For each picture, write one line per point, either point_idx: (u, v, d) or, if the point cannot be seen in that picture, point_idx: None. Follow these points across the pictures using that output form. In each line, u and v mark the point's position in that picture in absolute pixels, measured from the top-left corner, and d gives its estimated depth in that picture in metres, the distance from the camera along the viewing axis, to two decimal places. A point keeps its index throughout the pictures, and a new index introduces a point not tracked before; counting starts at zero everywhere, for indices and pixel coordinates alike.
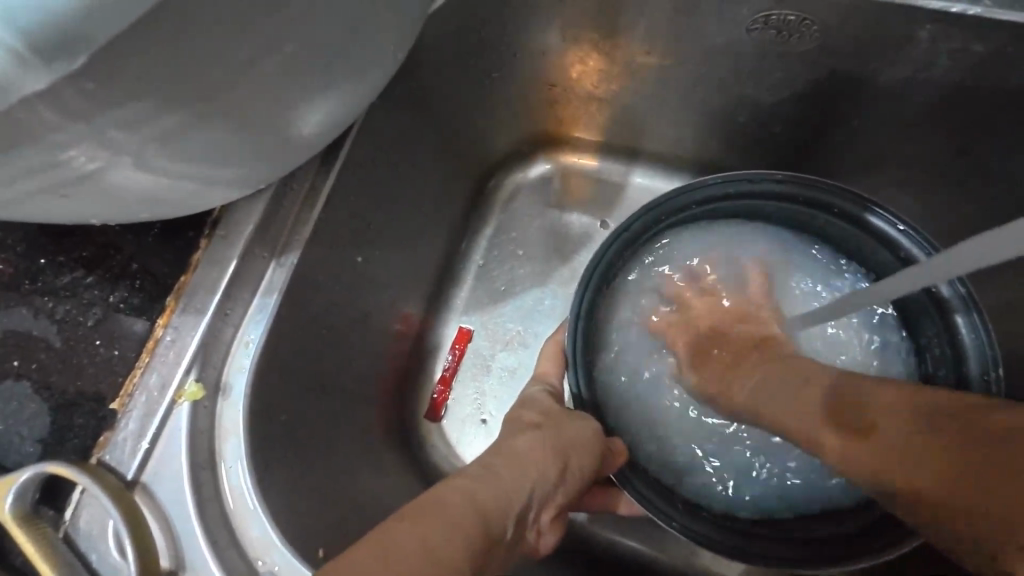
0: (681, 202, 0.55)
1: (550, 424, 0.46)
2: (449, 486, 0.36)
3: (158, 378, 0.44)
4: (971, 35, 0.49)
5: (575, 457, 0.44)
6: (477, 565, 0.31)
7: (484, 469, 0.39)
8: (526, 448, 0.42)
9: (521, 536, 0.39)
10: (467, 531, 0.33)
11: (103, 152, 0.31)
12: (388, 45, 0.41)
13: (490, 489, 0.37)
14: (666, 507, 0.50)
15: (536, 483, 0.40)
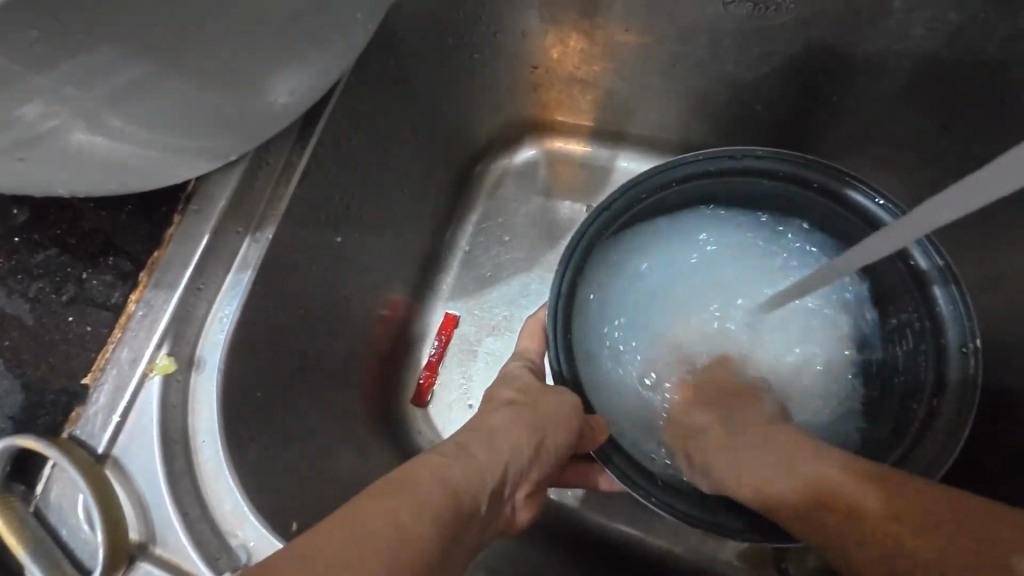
0: (663, 179, 0.54)
1: (531, 400, 0.46)
2: (424, 460, 0.36)
3: (130, 352, 0.43)
4: (945, 4, 0.49)
5: (552, 432, 0.43)
6: (439, 525, 0.31)
7: (461, 446, 0.39)
8: (501, 421, 0.42)
9: (497, 510, 0.39)
10: (431, 493, 0.33)
11: (59, 109, 0.31)
12: (357, 12, 0.41)
13: (463, 459, 0.37)
14: (646, 483, 0.50)
15: (513, 455, 0.40)
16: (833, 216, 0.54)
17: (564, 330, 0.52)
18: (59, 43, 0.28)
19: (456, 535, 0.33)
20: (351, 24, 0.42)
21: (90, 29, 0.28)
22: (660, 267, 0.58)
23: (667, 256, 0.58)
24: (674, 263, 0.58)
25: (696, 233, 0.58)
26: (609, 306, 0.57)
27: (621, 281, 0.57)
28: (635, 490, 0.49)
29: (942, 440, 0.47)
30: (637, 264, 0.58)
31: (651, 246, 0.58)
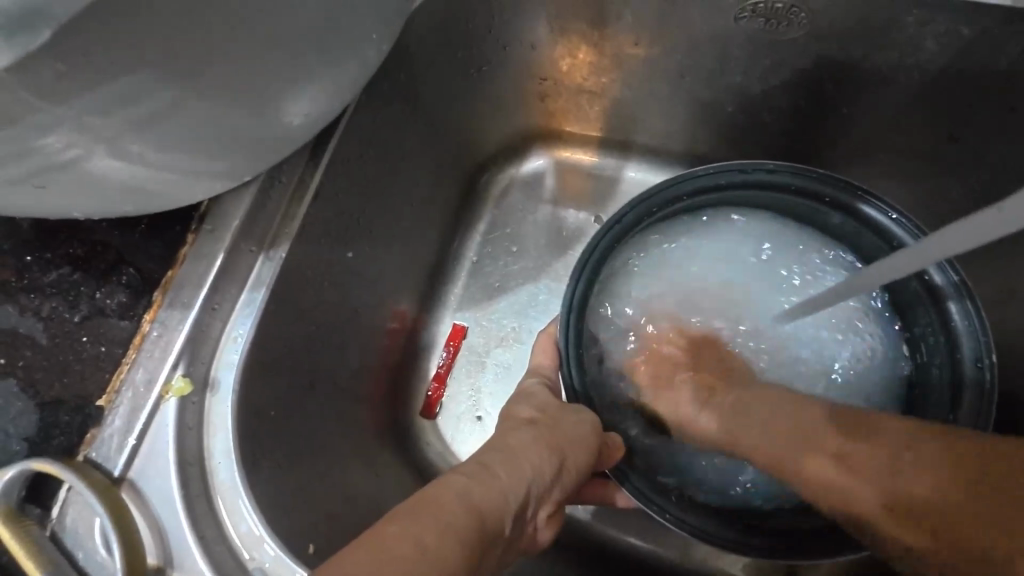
0: (672, 195, 0.54)
1: (548, 420, 0.45)
2: (446, 483, 0.36)
3: (145, 373, 0.43)
4: (958, 17, 0.49)
5: (570, 450, 0.43)
6: (465, 553, 0.31)
7: (481, 468, 0.38)
8: (520, 441, 0.42)
9: (520, 531, 0.39)
10: (455, 520, 0.32)
11: (80, 137, 0.31)
12: (370, 33, 0.41)
13: (484, 483, 0.36)
14: (660, 500, 0.49)
15: (534, 477, 0.39)
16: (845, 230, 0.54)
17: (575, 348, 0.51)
18: (81, 72, 0.28)
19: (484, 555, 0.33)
20: (363, 42, 0.42)
21: (112, 57, 0.28)
22: (671, 280, 0.58)
23: (677, 271, 0.58)
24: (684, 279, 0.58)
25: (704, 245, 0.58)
26: (619, 321, 0.57)
27: (630, 297, 0.57)
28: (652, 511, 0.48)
29: None
30: (647, 278, 0.58)
31: (661, 261, 0.58)
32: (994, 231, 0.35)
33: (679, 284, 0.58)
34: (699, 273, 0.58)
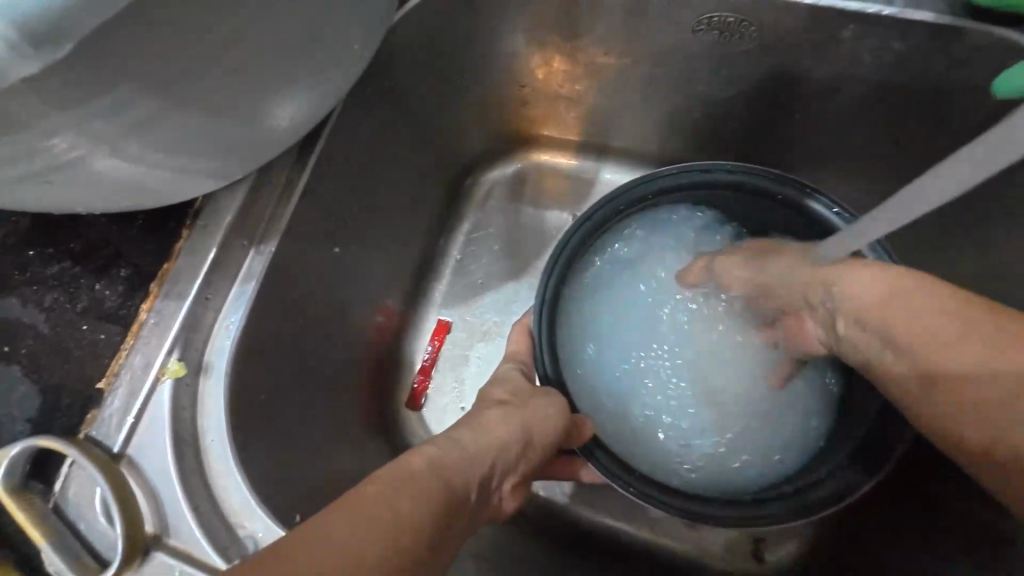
0: (639, 193, 0.59)
1: (519, 401, 0.49)
2: (417, 453, 0.39)
3: (142, 358, 0.46)
4: (890, 33, 0.52)
5: (538, 428, 0.47)
6: (435, 515, 0.34)
7: (451, 439, 0.42)
8: (490, 420, 0.46)
9: (488, 499, 0.42)
10: (426, 485, 0.36)
11: (88, 140, 0.35)
12: (351, 44, 0.45)
13: (453, 453, 0.40)
14: (625, 474, 0.52)
15: (501, 450, 0.43)
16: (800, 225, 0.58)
17: (548, 336, 0.55)
18: (92, 82, 0.31)
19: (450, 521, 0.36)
20: (344, 51, 0.45)
21: (120, 69, 0.31)
22: (638, 275, 0.62)
23: (645, 266, 0.62)
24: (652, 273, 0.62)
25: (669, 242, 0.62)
26: (590, 313, 0.61)
27: (601, 290, 0.61)
28: (618, 483, 0.51)
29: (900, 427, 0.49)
30: (616, 272, 0.62)
31: (630, 257, 0.62)
32: (925, 200, 0.36)
33: (646, 279, 0.62)
34: (664, 269, 0.62)
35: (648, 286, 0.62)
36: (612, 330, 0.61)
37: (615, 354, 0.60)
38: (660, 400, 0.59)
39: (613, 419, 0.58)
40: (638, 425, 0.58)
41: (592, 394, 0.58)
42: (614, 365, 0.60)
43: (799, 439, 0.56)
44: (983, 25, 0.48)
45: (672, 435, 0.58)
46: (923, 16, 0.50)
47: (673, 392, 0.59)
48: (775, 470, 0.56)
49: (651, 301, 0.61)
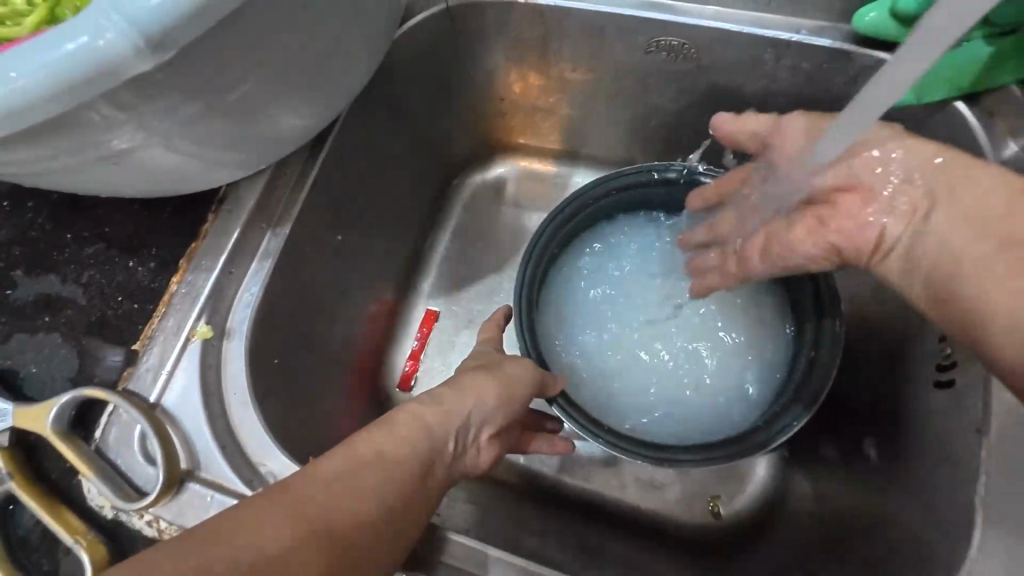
0: (601, 190, 0.67)
1: (491, 363, 0.56)
2: (404, 411, 0.45)
3: (175, 321, 0.54)
4: (799, 54, 0.61)
5: (518, 387, 0.54)
6: (417, 462, 0.42)
7: (433, 395, 0.48)
8: (473, 380, 0.52)
9: (463, 452, 0.48)
10: (413, 439, 0.43)
11: (150, 130, 0.43)
12: (357, 58, 0.54)
13: (436, 407, 0.47)
14: (596, 428, 0.60)
15: (477, 403, 0.50)
16: None
17: (526, 312, 0.63)
18: (162, 83, 0.39)
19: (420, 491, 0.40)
20: (347, 62, 0.53)
21: (183, 74, 0.40)
22: (603, 263, 0.71)
23: (608, 255, 0.71)
24: (614, 261, 0.71)
25: (630, 235, 0.71)
26: (562, 296, 0.69)
27: (572, 276, 0.70)
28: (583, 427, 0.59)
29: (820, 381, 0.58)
30: (585, 260, 0.71)
31: (595, 248, 0.71)
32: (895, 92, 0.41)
33: (610, 266, 0.71)
34: (625, 258, 0.71)
35: (611, 273, 0.71)
36: (582, 311, 0.70)
37: (585, 331, 0.69)
38: (623, 371, 0.67)
39: (581, 386, 0.66)
40: (603, 391, 0.67)
41: (563, 365, 0.67)
42: (583, 341, 0.68)
43: (743, 399, 0.65)
44: (869, 49, 0.58)
45: (633, 399, 0.66)
46: (821, 43, 0.59)
47: (633, 364, 0.68)
48: (720, 428, 0.64)
49: (613, 285, 0.70)
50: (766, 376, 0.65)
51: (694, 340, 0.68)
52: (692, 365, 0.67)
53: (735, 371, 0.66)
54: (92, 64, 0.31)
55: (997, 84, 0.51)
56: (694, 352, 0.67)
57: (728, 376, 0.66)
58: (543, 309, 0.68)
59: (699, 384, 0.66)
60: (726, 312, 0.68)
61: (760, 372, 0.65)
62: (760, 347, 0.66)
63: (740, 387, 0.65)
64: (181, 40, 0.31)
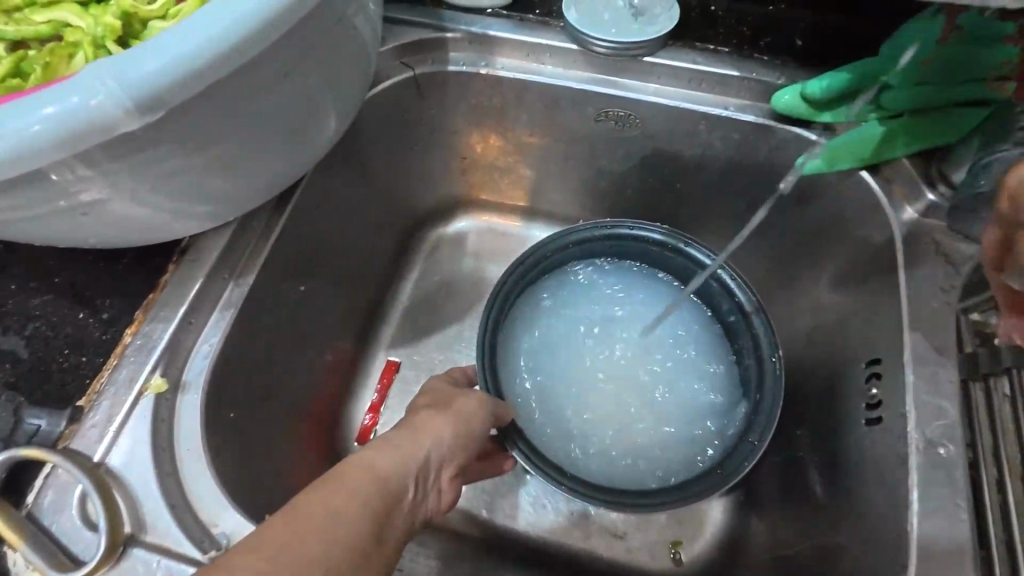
0: (561, 242, 0.71)
1: (441, 401, 0.57)
2: (356, 461, 0.45)
3: (127, 374, 0.52)
4: (728, 127, 0.68)
5: (475, 425, 0.55)
6: (371, 510, 0.41)
7: (384, 440, 0.48)
8: (423, 421, 0.53)
9: (426, 496, 0.48)
10: (367, 488, 0.42)
11: (118, 184, 0.44)
12: (327, 119, 0.57)
13: (387, 453, 0.47)
14: (558, 475, 0.60)
15: (431, 443, 0.50)
16: (685, 268, 0.71)
17: (488, 360, 0.64)
18: (140, 139, 0.41)
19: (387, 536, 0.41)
20: (318, 122, 0.56)
21: (161, 131, 0.42)
22: (562, 310, 0.74)
23: (566, 302, 0.74)
24: (572, 308, 0.74)
25: (587, 285, 0.75)
26: (523, 344, 0.72)
27: (532, 324, 0.73)
28: (543, 472, 0.60)
29: (766, 424, 0.61)
30: (545, 310, 0.73)
31: (554, 295, 0.74)
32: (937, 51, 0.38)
33: (569, 315, 0.74)
34: (583, 307, 0.74)
35: (569, 319, 0.74)
36: (542, 358, 0.72)
37: (546, 378, 0.71)
38: (581, 416, 0.69)
39: (541, 432, 0.68)
40: (563, 437, 0.68)
41: (525, 412, 0.68)
42: (544, 387, 0.70)
43: (694, 442, 0.68)
44: (788, 125, 0.65)
45: (591, 444, 0.68)
46: (748, 118, 0.67)
47: (591, 407, 0.70)
48: (673, 472, 0.67)
49: (570, 332, 0.73)
50: (714, 420, 0.69)
51: (648, 383, 0.71)
52: (647, 408, 0.70)
53: (686, 414, 0.69)
54: (84, 121, 0.33)
55: (890, 156, 0.60)
56: (648, 395, 0.70)
57: (680, 418, 0.69)
58: (505, 356, 0.70)
59: (652, 426, 0.69)
60: (675, 357, 0.72)
61: (708, 415, 0.69)
62: (709, 392, 0.70)
63: (690, 430, 0.69)
64: (169, 102, 0.35)
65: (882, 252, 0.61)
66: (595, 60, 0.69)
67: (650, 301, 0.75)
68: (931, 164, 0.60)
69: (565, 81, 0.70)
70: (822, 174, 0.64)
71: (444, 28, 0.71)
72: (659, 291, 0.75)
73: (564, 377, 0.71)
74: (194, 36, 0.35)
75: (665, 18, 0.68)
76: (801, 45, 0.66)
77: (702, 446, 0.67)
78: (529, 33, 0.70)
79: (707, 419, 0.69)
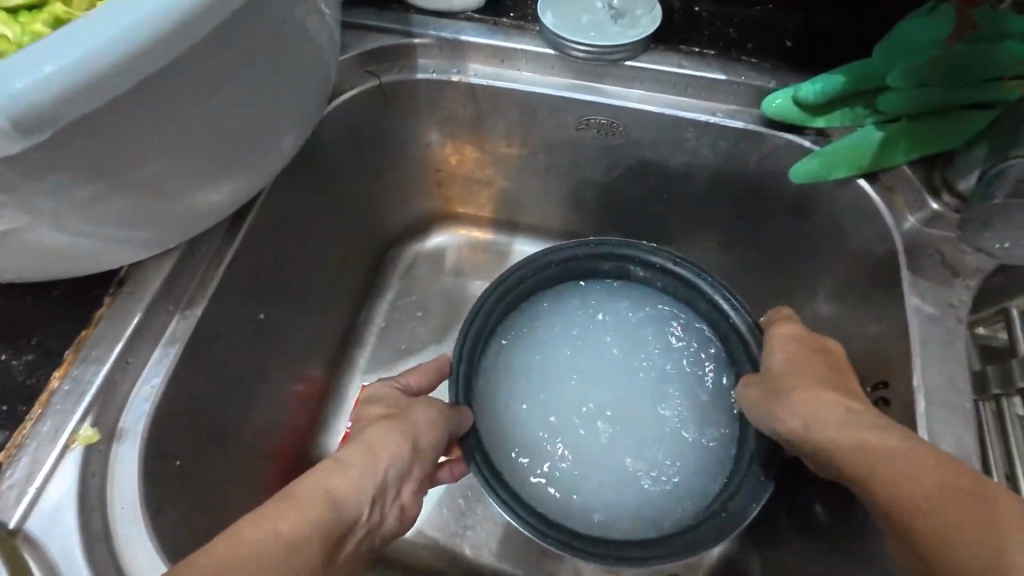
0: (543, 261, 0.65)
1: (396, 412, 0.51)
2: (305, 483, 0.39)
3: (52, 424, 0.46)
4: (716, 135, 0.64)
5: (432, 438, 0.50)
6: (323, 540, 0.36)
7: (339, 461, 0.43)
8: (379, 434, 0.47)
9: (378, 519, 0.44)
10: (320, 515, 0.37)
11: (27, 211, 0.39)
12: (279, 133, 0.52)
13: (339, 476, 0.41)
14: (540, 527, 0.54)
15: (392, 461, 0.45)
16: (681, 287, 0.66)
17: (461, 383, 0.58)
18: (48, 162, 0.36)
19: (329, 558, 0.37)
20: (268, 137, 0.50)
21: (73, 153, 0.36)
22: (550, 334, 0.67)
23: (555, 323, 0.68)
24: (561, 331, 0.68)
25: (582, 300, 0.69)
26: (505, 370, 0.66)
27: (518, 339, 0.67)
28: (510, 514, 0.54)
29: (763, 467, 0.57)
30: (535, 325, 0.67)
31: (541, 316, 0.68)
32: None
33: (562, 333, 0.67)
34: (578, 325, 0.68)
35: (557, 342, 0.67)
36: (527, 386, 0.65)
37: (528, 400, 0.65)
38: (570, 450, 0.63)
39: (515, 461, 0.62)
40: (536, 470, 0.62)
41: (498, 436, 0.63)
42: (525, 412, 0.64)
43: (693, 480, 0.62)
44: (779, 131, 0.61)
45: (568, 480, 0.62)
46: (737, 124, 0.63)
47: (579, 440, 0.64)
48: (661, 520, 0.61)
49: (557, 356, 0.67)
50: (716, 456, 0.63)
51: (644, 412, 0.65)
52: (642, 443, 0.64)
53: (686, 449, 0.63)
54: None
55: (890, 164, 0.56)
56: (644, 427, 0.64)
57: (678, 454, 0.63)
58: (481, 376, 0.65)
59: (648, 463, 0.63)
60: (674, 384, 0.66)
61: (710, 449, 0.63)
62: (711, 428, 0.64)
63: (689, 466, 0.63)
64: (58, 121, 0.32)
65: (885, 265, 0.57)
66: (573, 66, 0.65)
67: (646, 321, 0.68)
68: (934, 171, 0.56)
69: (544, 89, 0.66)
70: (817, 183, 0.60)
71: (412, 34, 0.66)
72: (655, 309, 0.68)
73: (550, 407, 0.65)
74: (82, 46, 0.31)
75: (647, 20, 0.63)
76: (790, 46, 0.63)
77: (704, 485, 0.62)
78: (503, 38, 0.66)
79: (708, 455, 0.63)
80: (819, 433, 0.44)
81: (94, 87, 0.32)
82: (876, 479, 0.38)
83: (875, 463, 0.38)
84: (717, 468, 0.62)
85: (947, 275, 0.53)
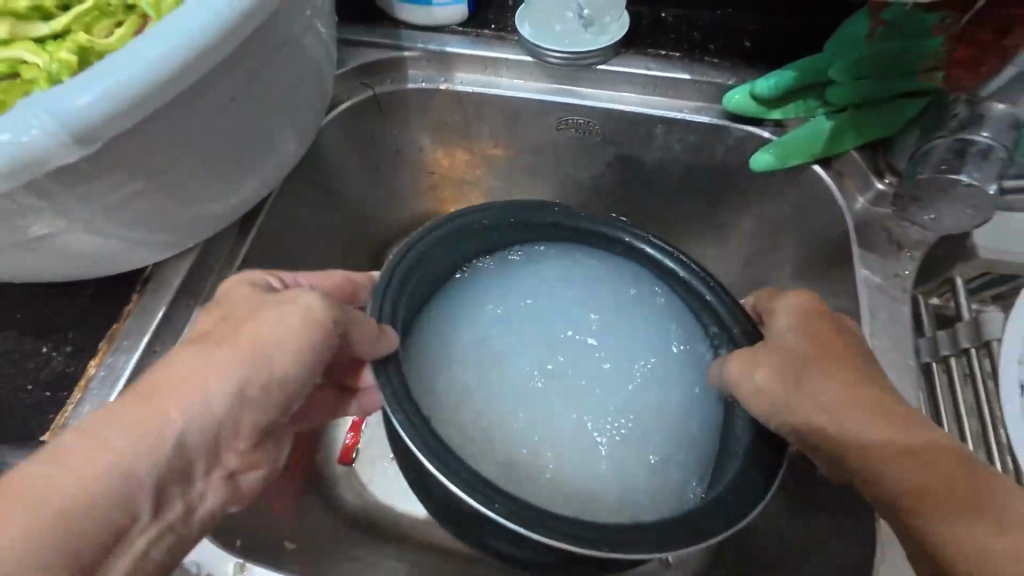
0: (495, 214, 0.53)
1: (233, 318, 0.43)
2: (38, 463, 0.34)
3: (90, 407, 0.51)
4: (685, 130, 0.69)
5: (270, 361, 0.41)
6: (77, 542, 0.33)
7: (109, 415, 0.37)
8: (194, 362, 0.39)
9: (184, 493, 0.39)
10: (68, 505, 0.33)
11: (70, 216, 0.44)
12: (283, 142, 0.57)
13: (95, 446, 0.35)
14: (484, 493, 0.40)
15: (188, 411, 0.38)
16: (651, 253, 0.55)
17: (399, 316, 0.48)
18: (90, 171, 0.42)
19: (164, 502, 0.38)
20: (273, 145, 0.56)
21: (110, 163, 0.42)
22: (499, 298, 0.56)
23: (504, 286, 0.56)
24: (513, 294, 0.56)
25: (570, 259, 0.57)
26: (440, 333, 0.54)
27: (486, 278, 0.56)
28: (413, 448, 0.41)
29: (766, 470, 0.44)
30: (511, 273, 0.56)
31: (486, 278, 0.56)
32: None
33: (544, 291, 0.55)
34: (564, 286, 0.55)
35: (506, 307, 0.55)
36: (468, 354, 0.53)
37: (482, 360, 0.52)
38: (522, 428, 0.50)
39: (442, 402, 0.50)
40: (468, 439, 0.49)
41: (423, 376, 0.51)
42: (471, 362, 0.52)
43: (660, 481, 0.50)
44: (741, 124, 0.66)
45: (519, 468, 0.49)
46: (702, 119, 0.68)
47: (531, 424, 0.51)
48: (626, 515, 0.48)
49: (509, 323, 0.55)
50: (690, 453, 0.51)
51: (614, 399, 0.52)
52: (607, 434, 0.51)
53: (655, 441, 0.51)
54: (18, 155, 0.36)
55: (840, 151, 0.61)
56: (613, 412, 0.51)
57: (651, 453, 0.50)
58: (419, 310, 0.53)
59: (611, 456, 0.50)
60: (645, 365, 0.54)
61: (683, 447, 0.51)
62: (689, 421, 0.52)
63: (662, 462, 0.50)
64: (102, 136, 0.37)
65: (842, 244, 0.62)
66: (550, 71, 0.71)
67: (618, 287, 0.56)
68: (880, 156, 0.62)
69: (525, 94, 0.72)
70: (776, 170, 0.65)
71: (402, 48, 0.72)
72: (627, 278, 0.56)
73: (498, 380, 0.52)
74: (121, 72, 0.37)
75: (616, 27, 0.69)
76: (749, 46, 0.68)
77: (679, 484, 0.49)
78: (487, 49, 0.72)
79: (682, 451, 0.51)
80: (832, 424, 0.41)
81: (130, 107, 0.38)
82: (893, 467, 0.38)
83: (899, 460, 0.38)
84: (691, 467, 0.50)
85: (894, 249, 0.59)
